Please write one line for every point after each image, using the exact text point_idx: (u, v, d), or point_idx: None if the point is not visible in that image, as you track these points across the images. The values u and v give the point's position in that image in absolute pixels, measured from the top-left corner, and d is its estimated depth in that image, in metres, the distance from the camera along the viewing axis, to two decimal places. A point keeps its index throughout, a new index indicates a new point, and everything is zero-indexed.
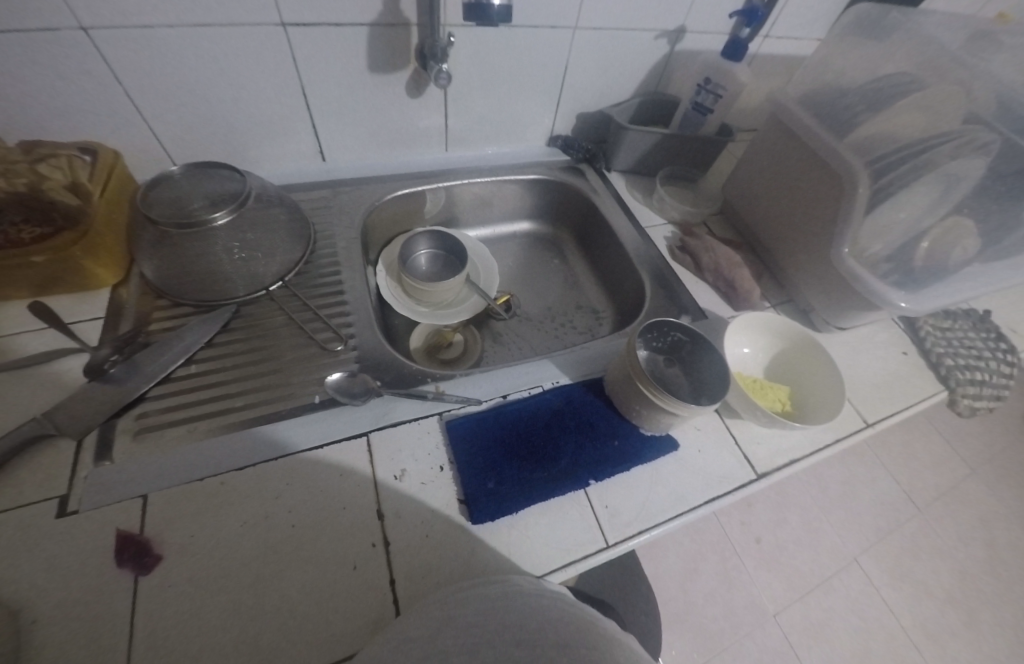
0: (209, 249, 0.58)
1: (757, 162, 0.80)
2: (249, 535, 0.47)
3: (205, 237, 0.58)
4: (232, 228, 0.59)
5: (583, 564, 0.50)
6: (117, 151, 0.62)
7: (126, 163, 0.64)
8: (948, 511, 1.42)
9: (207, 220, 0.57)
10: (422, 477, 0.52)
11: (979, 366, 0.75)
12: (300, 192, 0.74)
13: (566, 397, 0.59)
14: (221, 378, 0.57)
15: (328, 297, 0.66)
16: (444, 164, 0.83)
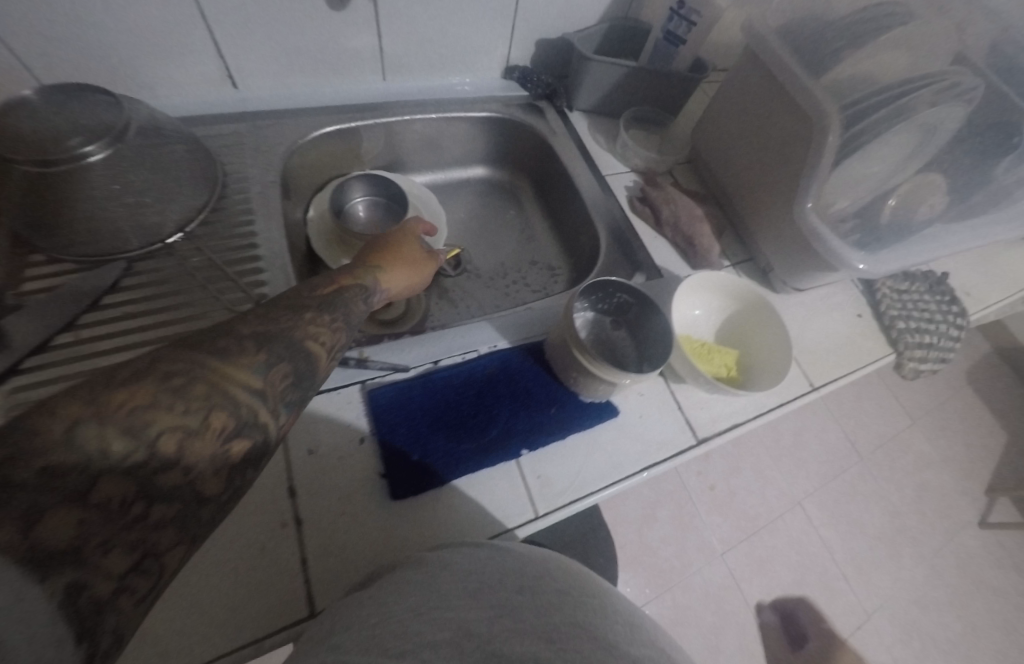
0: (88, 191, 0.50)
1: (729, 104, 0.72)
2: None
3: (81, 178, 0.49)
4: (112, 166, 0.51)
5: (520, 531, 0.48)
6: None
7: None
8: (889, 459, 1.50)
9: (77, 154, 0.48)
10: (340, 450, 0.48)
11: (929, 329, 0.74)
12: (208, 126, 0.64)
13: (502, 363, 0.56)
14: (110, 345, 0.50)
15: (239, 250, 0.59)
16: (382, 97, 0.73)
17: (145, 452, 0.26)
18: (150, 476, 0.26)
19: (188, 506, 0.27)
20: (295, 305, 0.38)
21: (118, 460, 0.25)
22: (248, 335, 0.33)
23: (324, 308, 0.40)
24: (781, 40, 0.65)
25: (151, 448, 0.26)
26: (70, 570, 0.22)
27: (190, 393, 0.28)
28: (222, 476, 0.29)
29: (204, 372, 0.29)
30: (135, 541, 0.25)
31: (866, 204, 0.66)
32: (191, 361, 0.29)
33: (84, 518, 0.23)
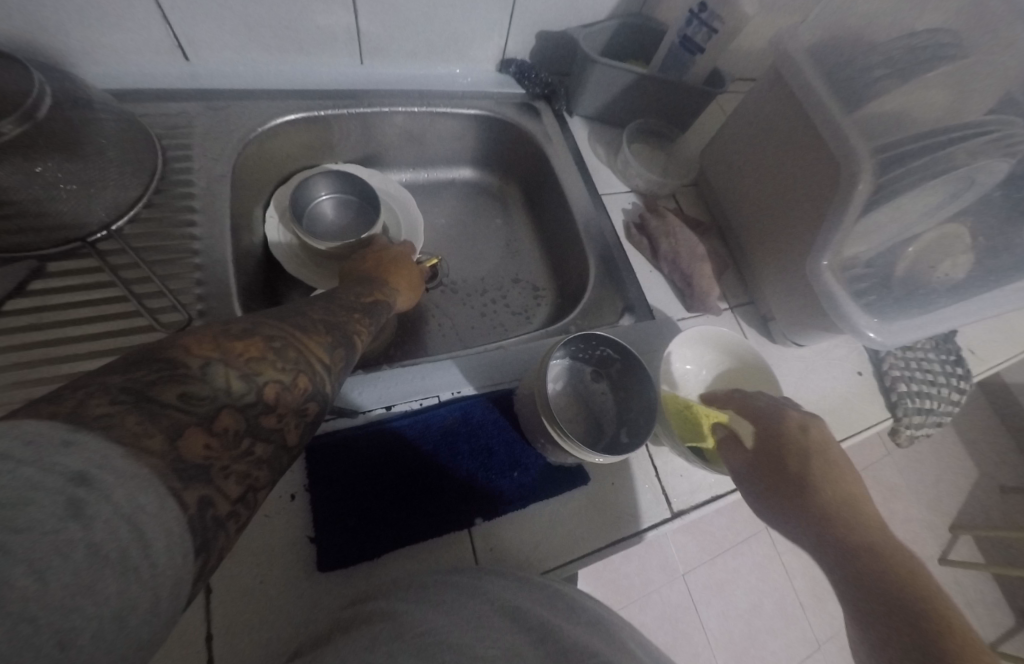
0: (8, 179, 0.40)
1: (746, 125, 0.64)
2: None
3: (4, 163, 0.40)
4: (37, 150, 0.41)
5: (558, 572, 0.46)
6: None
7: None
8: None
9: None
10: (266, 507, 0.42)
11: (930, 392, 0.68)
12: (153, 104, 0.56)
13: (464, 413, 0.50)
14: (6, 363, 0.42)
15: (175, 254, 0.50)
16: (359, 84, 0.64)
17: (255, 395, 0.27)
18: (254, 414, 0.26)
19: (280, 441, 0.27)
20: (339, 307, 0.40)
21: (234, 397, 0.26)
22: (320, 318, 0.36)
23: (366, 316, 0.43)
24: (812, 64, 0.58)
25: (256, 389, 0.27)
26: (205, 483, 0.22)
27: (286, 353, 0.30)
28: (304, 427, 0.29)
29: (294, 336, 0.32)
30: (244, 471, 0.25)
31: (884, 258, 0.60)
32: (283, 330, 0.31)
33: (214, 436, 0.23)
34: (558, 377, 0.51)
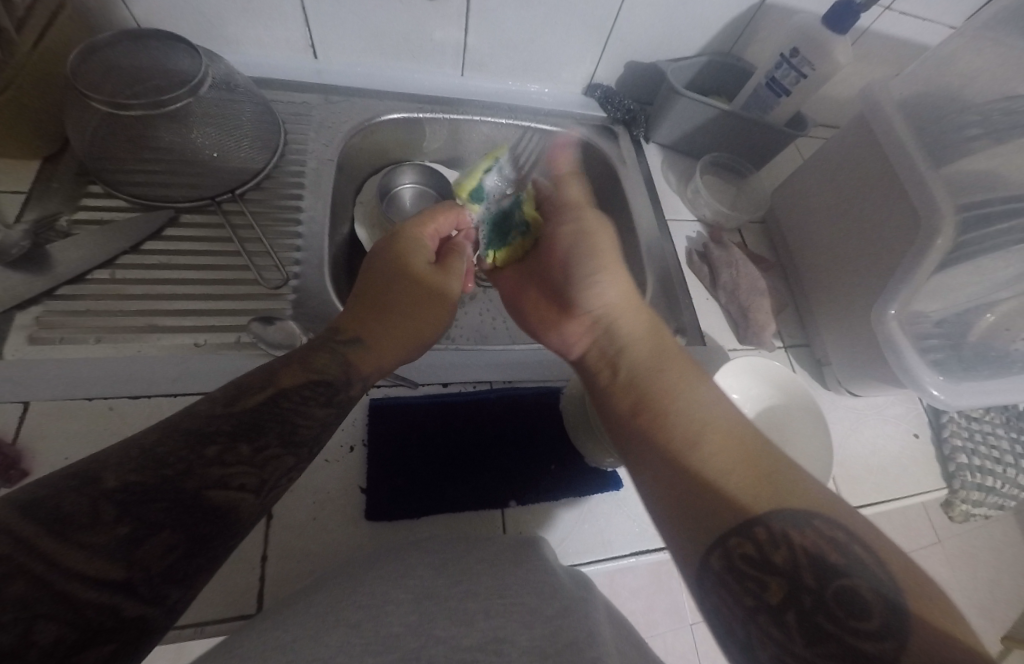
0: (168, 140, 0.50)
1: (824, 169, 0.65)
2: None
3: (167, 127, 0.49)
4: (191, 119, 0.50)
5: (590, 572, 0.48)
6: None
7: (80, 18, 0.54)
8: None
9: (161, 104, 0.48)
10: (328, 453, 0.47)
11: (994, 470, 0.65)
12: (282, 92, 0.64)
13: (512, 402, 0.53)
14: (139, 293, 0.50)
15: (283, 222, 0.57)
16: (457, 93, 0.71)
17: (157, 519, 0.26)
18: (166, 533, 0.26)
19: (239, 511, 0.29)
20: (327, 349, 0.40)
21: (127, 534, 0.25)
22: (291, 384, 0.36)
23: (287, 373, 0.36)
24: (902, 116, 0.58)
25: (204, 482, 0.28)
26: (127, 596, 0.23)
27: (184, 458, 0.28)
28: (258, 505, 0.31)
29: (247, 419, 0.32)
30: (172, 570, 0.25)
31: (958, 318, 0.58)
32: (185, 430, 0.30)
33: (131, 555, 0.24)
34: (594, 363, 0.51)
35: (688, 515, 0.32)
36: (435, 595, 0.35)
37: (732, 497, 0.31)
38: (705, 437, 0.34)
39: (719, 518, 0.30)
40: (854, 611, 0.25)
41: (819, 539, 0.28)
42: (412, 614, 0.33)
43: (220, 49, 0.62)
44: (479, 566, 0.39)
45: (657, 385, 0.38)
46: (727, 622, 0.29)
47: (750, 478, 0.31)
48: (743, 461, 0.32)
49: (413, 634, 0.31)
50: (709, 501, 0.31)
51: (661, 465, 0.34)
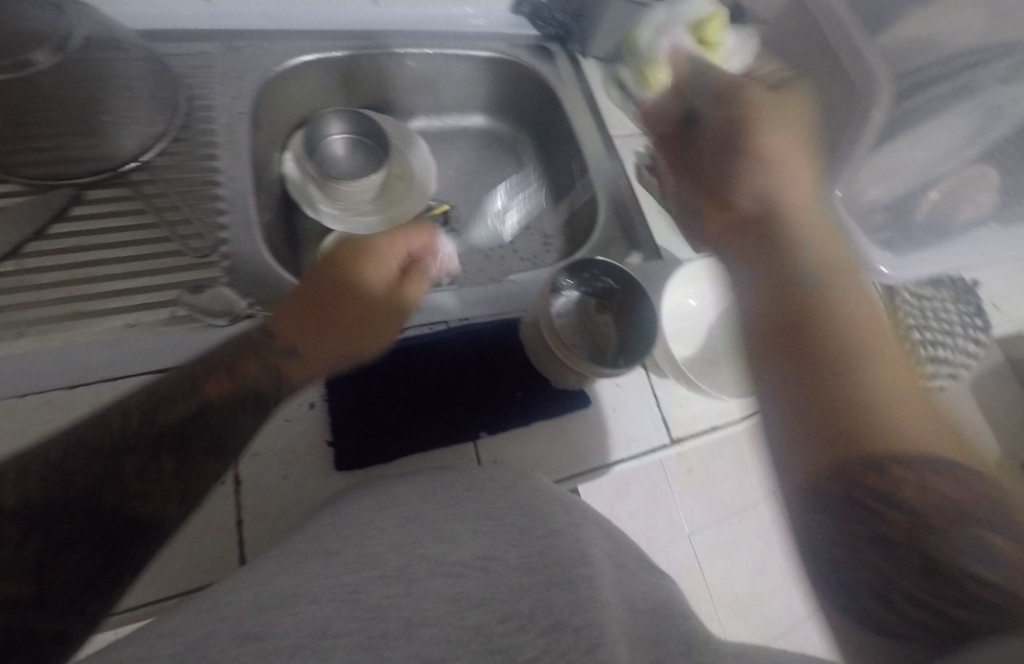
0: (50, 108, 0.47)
1: (765, 59, 0.62)
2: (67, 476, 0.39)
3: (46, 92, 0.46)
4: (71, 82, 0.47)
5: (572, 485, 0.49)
6: None
7: None
8: None
9: (33, 64, 0.44)
10: (288, 412, 0.46)
11: (946, 343, 0.68)
12: (177, 44, 0.58)
13: (471, 338, 0.52)
14: (53, 280, 0.46)
15: (199, 186, 0.53)
16: (373, 25, 0.65)
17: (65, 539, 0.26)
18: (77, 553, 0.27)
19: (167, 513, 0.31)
20: (256, 357, 0.39)
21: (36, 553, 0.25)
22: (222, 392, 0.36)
23: (236, 365, 0.38)
24: None
25: (121, 496, 0.29)
26: (42, 616, 0.24)
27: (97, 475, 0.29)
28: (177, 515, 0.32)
29: (172, 430, 0.33)
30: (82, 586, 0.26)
31: (903, 196, 0.58)
32: (90, 445, 0.29)
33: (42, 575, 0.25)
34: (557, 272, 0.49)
35: (818, 442, 0.31)
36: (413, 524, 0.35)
37: (910, 441, 0.30)
38: (896, 381, 0.32)
39: (847, 449, 0.30)
40: (986, 568, 0.25)
41: (967, 488, 0.28)
42: (391, 536, 0.33)
43: None
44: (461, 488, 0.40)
45: (850, 338, 0.34)
46: (840, 574, 0.30)
47: (904, 432, 0.30)
48: (925, 414, 0.31)
49: (398, 550, 0.31)
50: (876, 441, 0.30)
51: (804, 403, 0.32)
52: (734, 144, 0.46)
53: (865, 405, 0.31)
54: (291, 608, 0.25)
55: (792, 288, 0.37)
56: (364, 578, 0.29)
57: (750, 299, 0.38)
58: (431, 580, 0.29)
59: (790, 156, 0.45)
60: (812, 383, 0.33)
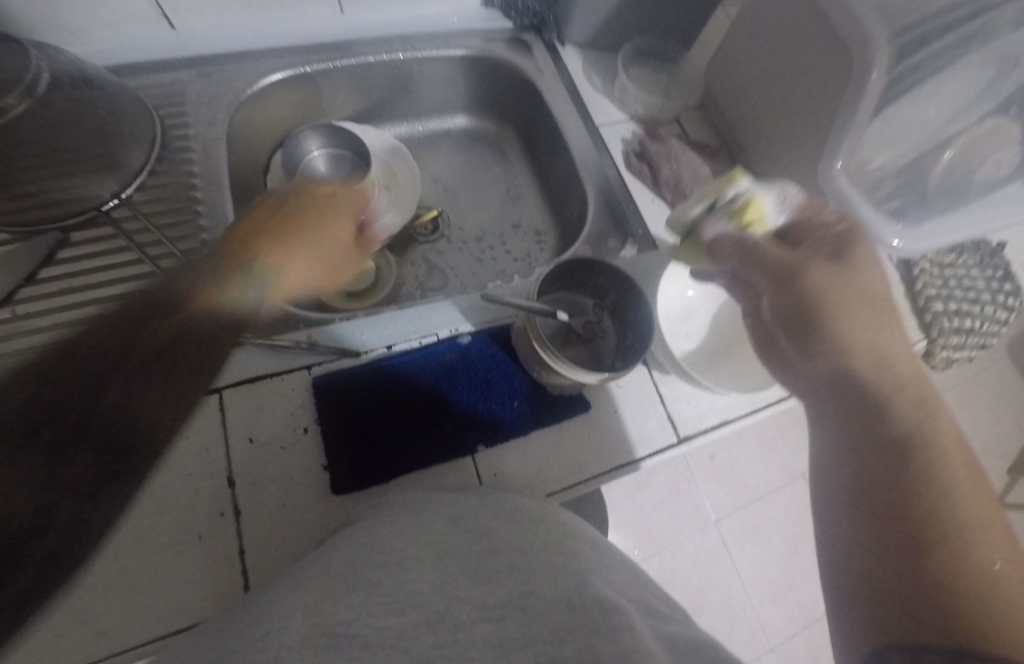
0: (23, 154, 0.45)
1: (753, 27, 0.59)
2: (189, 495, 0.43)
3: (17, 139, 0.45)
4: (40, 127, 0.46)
5: (575, 492, 0.48)
6: None
7: None
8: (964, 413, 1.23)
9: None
10: (282, 439, 0.46)
11: (971, 311, 0.64)
12: (149, 76, 0.58)
13: (462, 350, 0.51)
14: (48, 324, 0.47)
15: (182, 217, 0.52)
16: (343, 35, 0.64)
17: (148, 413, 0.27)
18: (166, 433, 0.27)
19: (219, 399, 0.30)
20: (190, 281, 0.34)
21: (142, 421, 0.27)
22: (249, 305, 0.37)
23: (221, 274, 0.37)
24: None
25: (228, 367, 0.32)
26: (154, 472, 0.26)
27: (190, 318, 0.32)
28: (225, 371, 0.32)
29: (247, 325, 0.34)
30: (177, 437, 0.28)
31: (911, 160, 0.54)
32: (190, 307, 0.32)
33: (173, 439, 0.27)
34: (548, 277, 0.49)
35: (905, 619, 0.27)
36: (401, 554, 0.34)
37: (1019, 625, 0.25)
38: (987, 544, 0.29)
39: (925, 627, 0.26)
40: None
41: None
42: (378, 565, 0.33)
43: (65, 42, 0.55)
44: (450, 521, 0.39)
45: (924, 486, 0.31)
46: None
47: (999, 608, 0.26)
48: (1022, 584, 0.27)
49: (436, 591, 0.30)
50: (981, 620, 0.26)
51: (878, 564, 0.30)
52: (776, 263, 0.38)
53: (956, 566, 0.28)
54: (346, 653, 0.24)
55: (877, 417, 0.34)
56: (410, 622, 0.27)
57: (852, 450, 0.34)
58: (474, 627, 0.28)
59: (885, 286, 0.37)
60: (892, 547, 0.30)
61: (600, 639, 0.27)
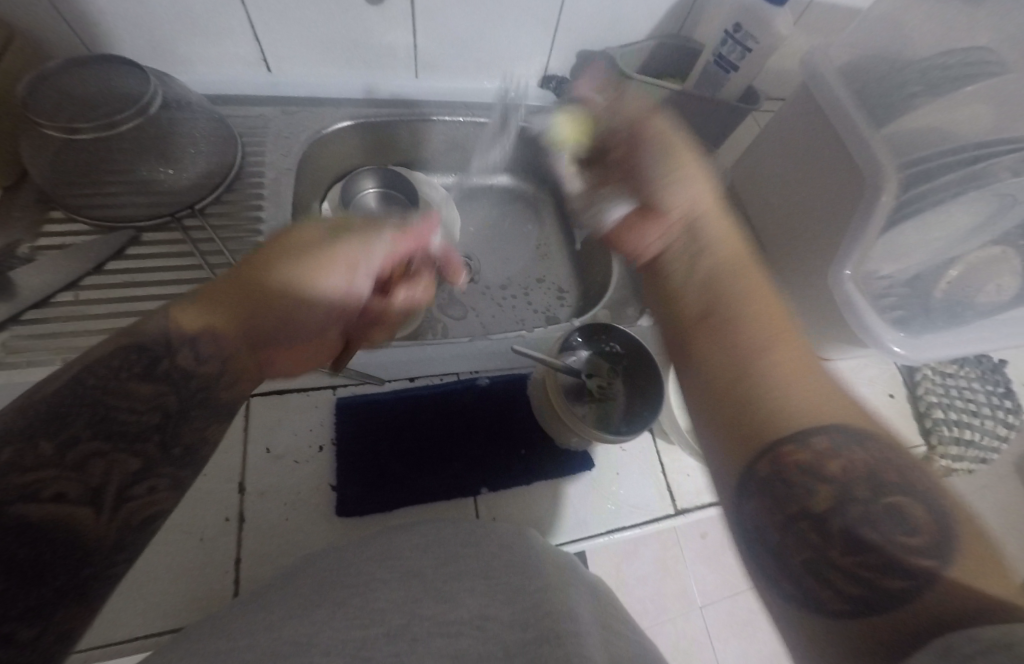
0: (121, 163, 0.51)
1: (777, 141, 0.65)
2: (202, 479, 0.46)
3: (120, 150, 0.50)
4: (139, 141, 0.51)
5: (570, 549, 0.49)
6: (21, 35, 0.52)
7: (36, 52, 0.55)
8: None
9: (109, 124, 0.49)
10: (296, 454, 0.48)
11: (972, 424, 0.65)
12: (239, 108, 0.65)
13: (477, 393, 0.55)
14: (101, 313, 0.50)
15: (243, 233, 0.58)
16: (415, 95, 0.72)
17: None
18: None
19: (74, 528, 0.28)
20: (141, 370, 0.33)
21: None
22: (102, 359, 0.33)
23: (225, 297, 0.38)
24: (844, 84, 0.58)
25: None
26: None
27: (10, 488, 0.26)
28: (121, 487, 0.31)
29: (42, 414, 0.29)
30: None
31: (917, 274, 0.59)
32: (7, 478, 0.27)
33: None
34: (568, 340, 0.52)
35: (733, 427, 0.31)
36: (419, 574, 0.36)
37: (816, 408, 0.29)
38: (770, 340, 0.33)
39: (757, 433, 0.30)
40: (894, 533, 0.25)
41: (879, 459, 0.27)
42: (400, 591, 0.34)
43: (174, 70, 0.63)
44: (456, 541, 0.40)
45: (721, 293, 0.36)
46: (754, 538, 0.29)
47: (805, 394, 0.30)
48: (820, 375, 0.31)
49: (400, 611, 0.32)
50: (782, 413, 0.29)
51: (707, 381, 0.33)
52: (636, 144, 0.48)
53: (740, 354, 0.32)
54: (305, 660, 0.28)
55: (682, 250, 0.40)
56: (378, 637, 0.30)
57: (666, 291, 0.39)
58: (433, 639, 0.30)
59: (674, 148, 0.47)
60: (715, 358, 0.33)
61: (556, 632, 0.31)
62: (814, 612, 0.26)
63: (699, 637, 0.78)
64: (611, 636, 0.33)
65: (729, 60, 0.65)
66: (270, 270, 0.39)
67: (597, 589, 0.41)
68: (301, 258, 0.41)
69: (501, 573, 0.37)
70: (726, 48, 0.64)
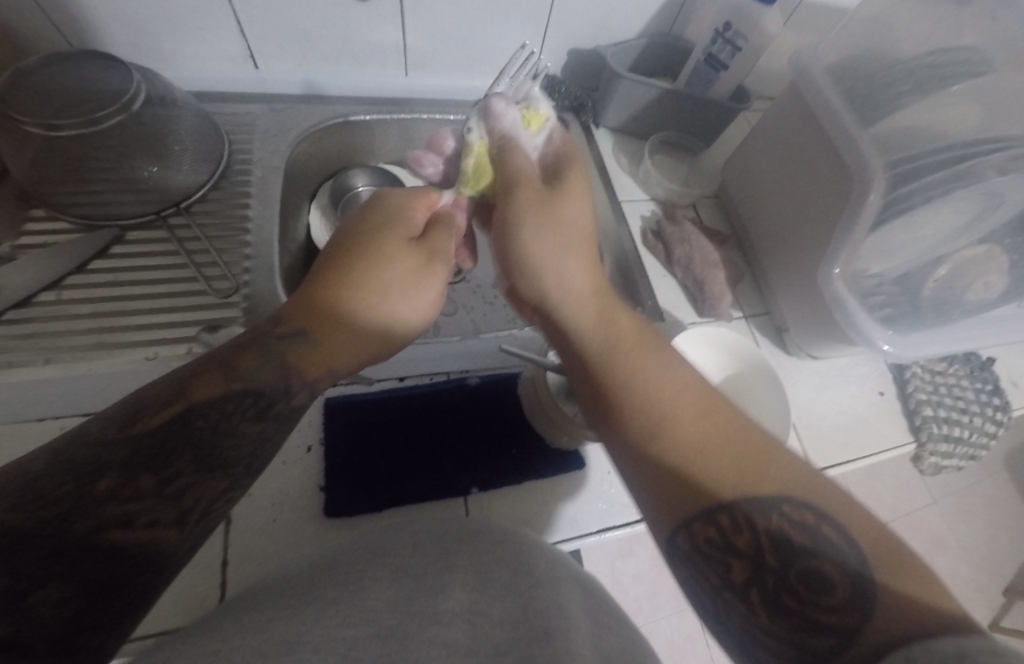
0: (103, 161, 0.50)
1: (767, 140, 0.66)
2: None
3: (103, 148, 0.50)
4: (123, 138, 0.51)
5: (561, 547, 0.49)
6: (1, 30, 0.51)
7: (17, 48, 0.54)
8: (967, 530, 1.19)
9: (91, 121, 0.48)
10: (284, 455, 0.48)
11: (960, 421, 0.66)
12: (226, 106, 0.65)
13: (468, 393, 0.55)
14: (85, 313, 0.49)
15: (231, 232, 0.57)
16: (405, 94, 0.71)
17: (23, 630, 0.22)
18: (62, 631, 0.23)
19: (159, 549, 0.28)
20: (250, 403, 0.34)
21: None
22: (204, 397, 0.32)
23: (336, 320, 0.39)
24: (833, 83, 0.58)
25: (100, 520, 0.26)
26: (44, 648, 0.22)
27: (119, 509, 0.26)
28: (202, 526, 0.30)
29: (151, 445, 0.29)
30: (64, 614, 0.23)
31: (907, 272, 0.59)
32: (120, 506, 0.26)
33: (23, 605, 0.22)
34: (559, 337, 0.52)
35: (659, 502, 0.32)
36: (408, 573, 0.35)
37: (726, 482, 0.30)
38: (673, 415, 0.34)
39: (678, 511, 0.31)
40: (817, 587, 0.26)
41: (787, 523, 0.28)
42: (389, 591, 0.33)
43: (160, 67, 0.62)
44: (446, 541, 0.40)
45: (616, 370, 0.37)
46: (700, 593, 0.31)
47: (716, 463, 0.31)
48: (723, 441, 0.32)
49: (391, 610, 0.32)
50: (700, 491, 0.31)
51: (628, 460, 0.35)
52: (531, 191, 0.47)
53: (649, 434, 0.34)
54: (295, 657, 0.26)
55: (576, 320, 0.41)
56: (364, 635, 0.29)
57: (575, 363, 0.40)
58: (424, 632, 0.30)
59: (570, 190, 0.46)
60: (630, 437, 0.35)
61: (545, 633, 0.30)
62: (755, 657, 0.28)
63: (693, 636, 0.78)
64: (603, 636, 0.32)
65: (717, 58, 0.65)
66: (332, 306, 0.39)
67: (590, 589, 0.41)
68: (353, 289, 0.40)
69: (492, 573, 0.36)
70: (715, 46, 0.64)
